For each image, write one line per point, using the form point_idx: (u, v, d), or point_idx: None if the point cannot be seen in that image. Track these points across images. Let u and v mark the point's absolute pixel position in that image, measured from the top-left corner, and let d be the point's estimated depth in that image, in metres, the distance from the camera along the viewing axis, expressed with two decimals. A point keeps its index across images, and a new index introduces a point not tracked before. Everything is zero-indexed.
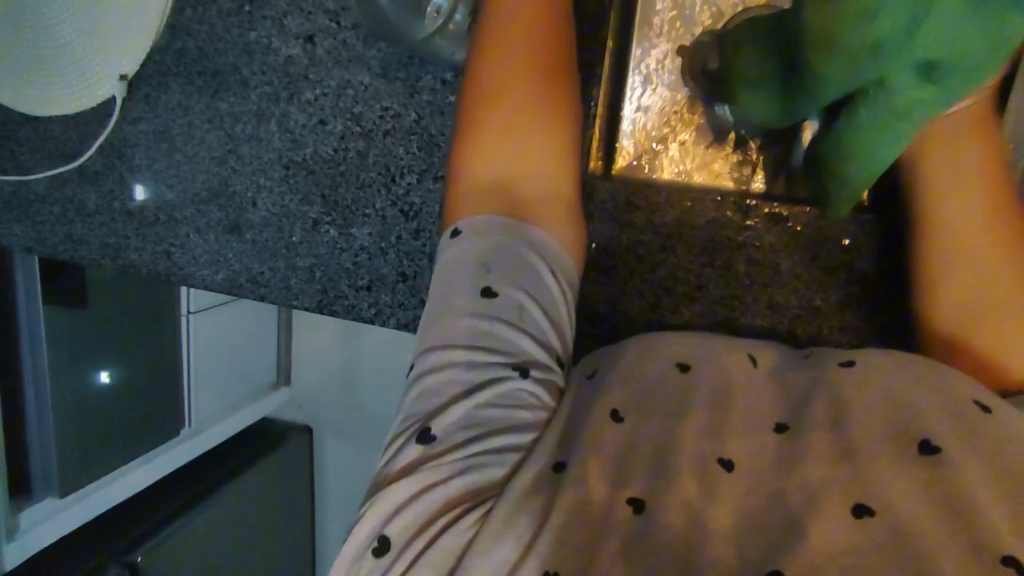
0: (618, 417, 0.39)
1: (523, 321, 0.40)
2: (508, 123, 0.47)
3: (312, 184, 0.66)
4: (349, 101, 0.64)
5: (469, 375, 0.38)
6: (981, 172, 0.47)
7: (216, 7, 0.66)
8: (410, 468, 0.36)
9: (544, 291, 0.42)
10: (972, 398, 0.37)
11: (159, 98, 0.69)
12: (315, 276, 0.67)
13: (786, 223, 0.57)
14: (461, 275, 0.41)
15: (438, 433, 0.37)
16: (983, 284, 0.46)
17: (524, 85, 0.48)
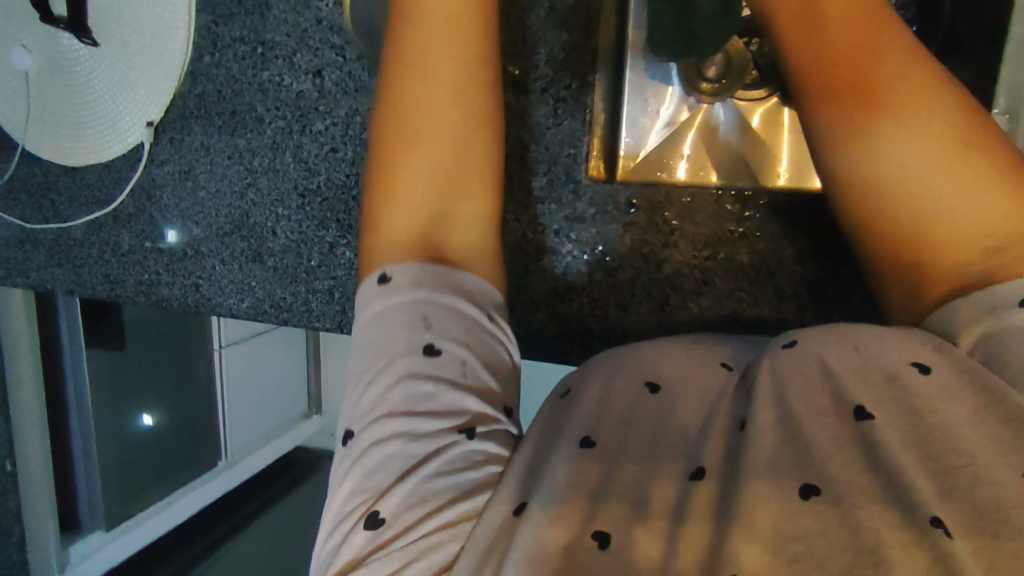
0: (590, 442, 0.37)
1: (459, 380, 0.39)
2: (421, 142, 0.44)
3: (326, 210, 0.69)
4: (358, 128, 0.67)
5: (408, 441, 0.37)
6: (886, 40, 0.39)
7: (231, 51, 0.70)
8: (359, 558, 0.35)
9: (485, 340, 0.41)
10: (907, 361, 0.35)
11: (183, 141, 0.73)
12: (335, 298, 0.70)
13: (785, 212, 0.58)
14: (398, 334, 0.40)
15: (384, 515, 0.35)
16: (935, 183, 0.37)
17: (449, 80, 0.45)
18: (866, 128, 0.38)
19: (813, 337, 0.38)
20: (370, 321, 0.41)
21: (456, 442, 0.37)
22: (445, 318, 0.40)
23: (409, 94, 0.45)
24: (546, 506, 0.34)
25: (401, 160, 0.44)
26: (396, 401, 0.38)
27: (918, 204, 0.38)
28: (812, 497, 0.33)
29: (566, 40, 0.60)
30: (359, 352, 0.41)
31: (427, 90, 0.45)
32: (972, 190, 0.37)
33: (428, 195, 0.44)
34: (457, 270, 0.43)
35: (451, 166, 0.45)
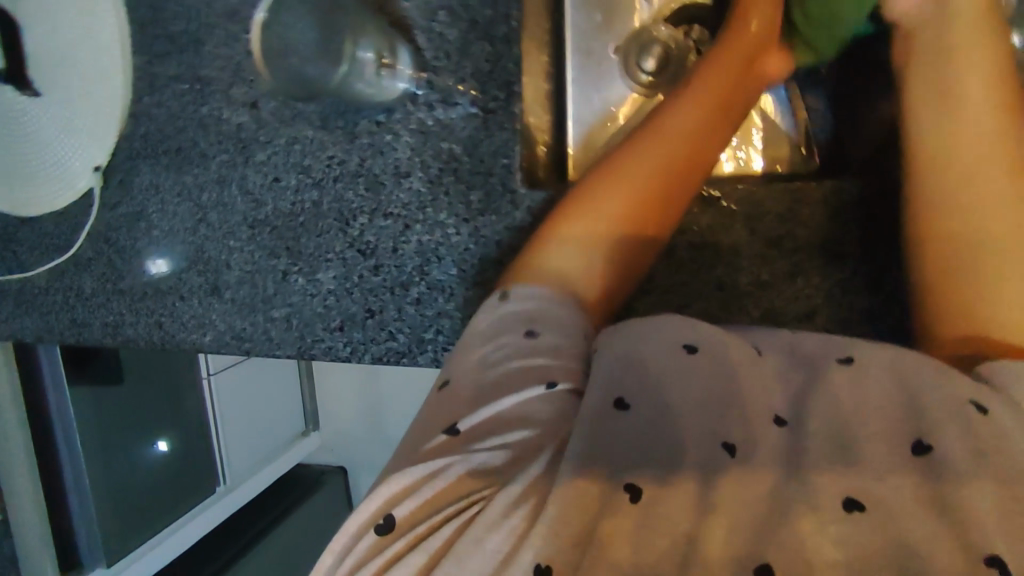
0: (623, 405, 0.40)
1: (560, 359, 0.44)
2: (604, 199, 0.51)
3: (276, 239, 0.69)
4: (298, 155, 0.67)
5: (500, 394, 0.42)
6: (993, 123, 0.47)
7: (169, 90, 0.70)
8: (432, 454, 0.41)
9: (564, 353, 0.44)
10: (967, 400, 0.38)
11: (132, 182, 0.73)
12: (292, 326, 0.70)
13: (720, 203, 0.57)
14: (507, 327, 0.45)
15: (462, 428, 0.41)
16: (1018, 252, 0.44)
17: (649, 150, 0.53)
18: (983, 196, 0.45)
19: (867, 350, 0.44)
20: (494, 309, 0.47)
21: (539, 392, 0.42)
22: (542, 329, 0.45)
23: (616, 165, 0.52)
24: (601, 439, 0.39)
25: (572, 216, 0.50)
26: (487, 376, 0.43)
27: (972, 271, 0.45)
28: (855, 511, 0.36)
29: (491, 50, 0.60)
30: (483, 327, 0.46)
31: (631, 163, 0.52)
32: (1017, 260, 0.44)
33: (612, 196, 0.50)
34: (564, 299, 0.47)
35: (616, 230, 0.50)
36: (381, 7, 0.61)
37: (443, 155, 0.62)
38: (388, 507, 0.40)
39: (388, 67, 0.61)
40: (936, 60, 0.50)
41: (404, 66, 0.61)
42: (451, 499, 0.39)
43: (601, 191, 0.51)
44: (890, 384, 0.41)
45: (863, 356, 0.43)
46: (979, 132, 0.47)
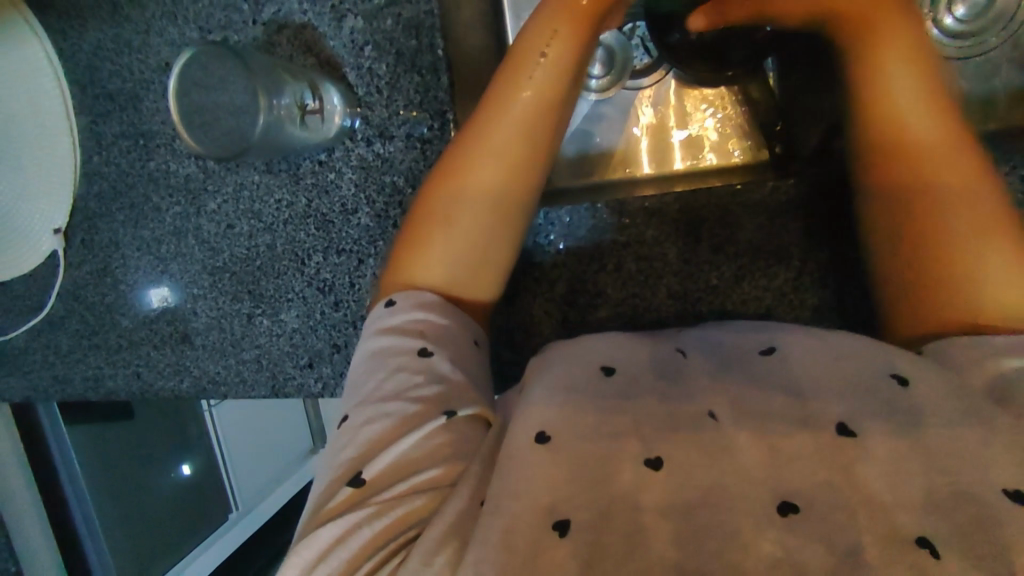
0: (545, 437, 0.39)
1: (461, 373, 0.44)
2: (460, 205, 0.49)
3: (236, 283, 0.70)
4: (247, 201, 0.68)
5: (397, 433, 0.40)
6: (916, 96, 0.45)
7: (116, 147, 0.71)
8: (337, 512, 0.39)
9: (459, 358, 0.45)
10: (888, 372, 0.39)
11: (93, 240, 0.74)
12: (263, 366, 0.71)
13: (661, 213, 0.58)
14: (397, 344, 0.44)
15: (367, 477, 0.39)
16: (989, 223, 0.42)
17: (479, 146, 0.50)
18: (953, 169, 0.44)
19: (793, 344, 0.44)
20: (377, 330, 0.46)
21: (438, 427, 0.41)
22: (436, 338, 0.45)
23: (464, 161, 0.50)
24: (512, 470, 0.38)
25: (437, 224, 0.49)
26: (387, 397, 0.42)
27: (956, 244, 0.42)
28: (790, 512, 0.36)
29: (420, 81, 0.60)
30: (376, 346, 0.45)
31: (476, 161, 0.50)
32: (989, 218, 0.42)
33: (479, 186, 0.49)
34: (447, 313, 0.47)
35: (489, 235, 0.50)
36: (308, 47, 0.61)
37: (386, 189, 0.63)
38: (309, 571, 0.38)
39: (313, 110, 0.61)
40: (874, 22, 0.47)
41: (332, 104, 0.61)
42: (368, 553, 0.37)
43: (469, 182, 0.50)
44: (813, 374, 0.41)
45: (785, 349, 0.44)
46: (910, 98, 0.45)
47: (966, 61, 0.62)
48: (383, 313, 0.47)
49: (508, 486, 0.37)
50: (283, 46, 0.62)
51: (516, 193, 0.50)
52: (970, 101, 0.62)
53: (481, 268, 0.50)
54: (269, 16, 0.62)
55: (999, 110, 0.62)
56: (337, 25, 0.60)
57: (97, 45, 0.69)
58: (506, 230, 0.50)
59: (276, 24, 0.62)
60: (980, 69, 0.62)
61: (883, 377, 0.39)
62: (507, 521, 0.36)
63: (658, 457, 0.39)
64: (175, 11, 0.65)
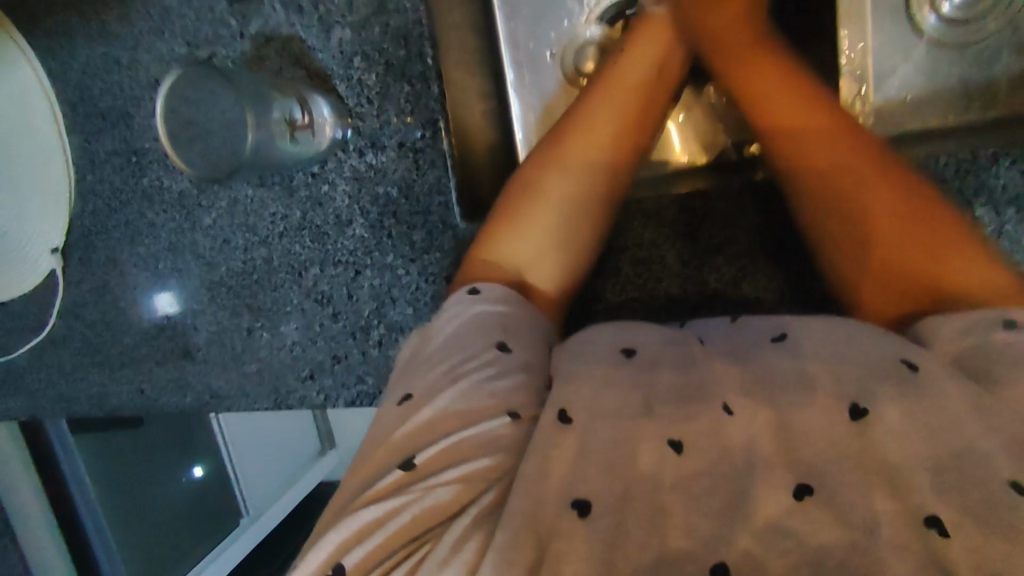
0: (569, 420, 0.36)
1: (535, 369, 0.41)
2: (560, 190, 0.47)
3: (234, 297, 0.70)
4: (242, 216, 0.68)
5: (461, 421, 0.37)
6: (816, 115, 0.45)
7: (109, 165, 0.71)
8: (384, 493, 0.36)
9: (538, 352, 0.42)
10: (897, 357, 0.35)
11: (91, 259, 0.74)
12: (264, 379, 0.71)
13: (656, 215, 0.58)
14: (477, 328, 0.41)
15: (419, 463, 0.36)
16: (917, 224, 0.40)
17: (603, 124, 0.48)
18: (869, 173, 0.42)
19: (804, 325, 0.40)
20: (450, 311, 0.43)
21: (503, 425, 0.38)
22: (522, 328, 0.42)
23: (568, 138, 0.48)
24: (539, 457, 0.35)
25: (534, 206, 0.46)
26: (456, 383, 0.38)
27: (895, 247, 0.40)
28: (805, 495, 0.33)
29: (409, 89, 0.60)
30: (433, 351, 0.41)
31: (584, 140, 0.48)
32: (925, 205, 0.40)
33: (548, 192, 0.46)
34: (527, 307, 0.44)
35: (580, 227, 0.47)
36: (296, 59, 0.61)
37: (380, 199, 0.62)
38: (339, 555, 0.35)
39: (303, 124, 0.60)
40: (762, 56, 0.49)
41: (322, 116, 0.61)
42: (405, 540, 0.34)
43: (551, 189, 0.46)
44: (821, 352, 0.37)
45: (796, 332, 0.39)
46: (807, 112, 0.45)
47: (965, 49, 0.60)
48: (467, 297, 0.43)
49: (529, 472, 0.35)
50: (271, 59, 0.61)
51: (585, 203, 0.47)
52: (968, 91, 0.61)
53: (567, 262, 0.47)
54: (255, 29, 0.61)
55: (1001, 97, 0.60)
56: (325, 36, 0.60)
57: (87, 64, 0.69)
58: (597, 225, 0.48)
59: (264, 36, 0.61)
60: (981, 54, 0.60)
61: (888, 359, 0.35)
62: (530, 510, 0.34)
63: (678, 439, 0.36)
64: (163, 27, 0.65)
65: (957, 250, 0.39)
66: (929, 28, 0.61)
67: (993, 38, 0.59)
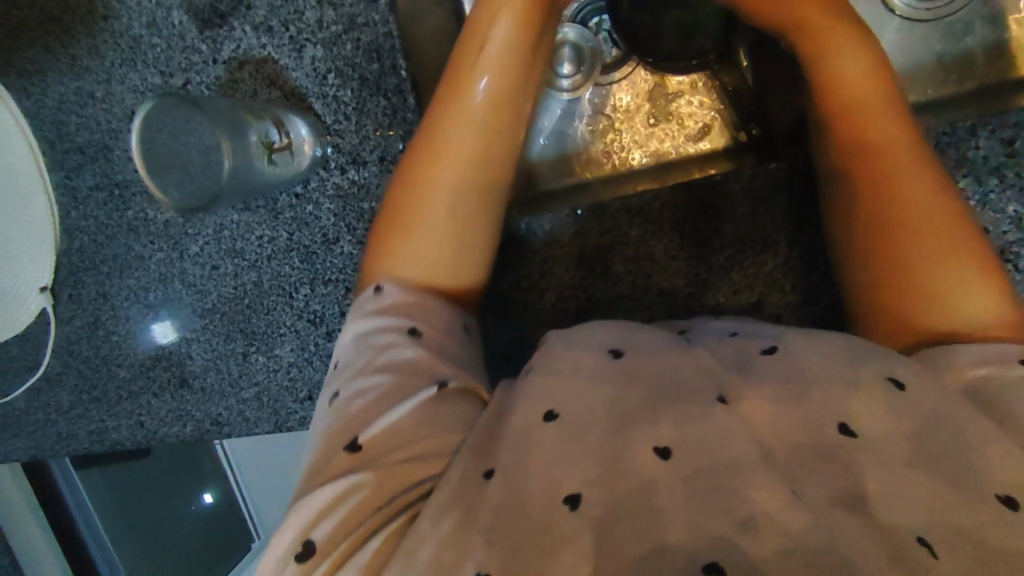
0: (554, 415, 0.38)
1: (406, 365, 0.41)
2: (417, 213, 0.46)
3: (227, 323, 0.70)
4: (229, 241, 0.67)
5: (339, 480, 0.38)
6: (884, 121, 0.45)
7: (92, 201, 0.70)
8: (344, 471, 0.38)
9: (378, 358, 0.42)
10: (886, 375, 0.37)
11: (80, 294, 0.74)
12: (263, 403, 0.70)
13: (640, 212, 0.58)
14: (326, 397, 0.42)
15: (364, 442, 0.39)
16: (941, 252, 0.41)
17: (457, 127, 0.48)
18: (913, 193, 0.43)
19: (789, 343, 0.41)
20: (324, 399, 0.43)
21: (433, 397, 0.40)
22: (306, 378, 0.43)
23: (426, 152, 0.48)
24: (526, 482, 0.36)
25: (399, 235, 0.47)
26: (325, 450, 0.39)
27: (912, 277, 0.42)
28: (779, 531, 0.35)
29: (386, 103, 0.60)
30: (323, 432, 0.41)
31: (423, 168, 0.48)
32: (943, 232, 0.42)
33: (429, 175, 0.47)
34: (368, 328, 0.43)
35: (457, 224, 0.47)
36: (271, 81, 0.61)
37: (366, 216, 0.62)
38: (308, 533, 0.37)
39: (281, 146, 0.60)
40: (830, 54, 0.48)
41: (300, 136, 0.60)
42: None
43: (432, 199, 0.47)
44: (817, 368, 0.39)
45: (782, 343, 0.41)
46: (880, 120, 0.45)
47: (938, 22, 0.61)
48: (370, 297, 0.45)
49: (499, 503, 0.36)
50: (245, 82, 0.61)
51: (465, 166, 0.48)
52: (946, 64, 0.61)
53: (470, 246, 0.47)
54: (228, 54, 0.61)
55: (979, 67, 0.61)
56: (298, 55, 0.60)
57: (61, 100, 0.68)
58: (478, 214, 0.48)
59: (236, 61, 0.61)
60: (953, 27, 0.61)
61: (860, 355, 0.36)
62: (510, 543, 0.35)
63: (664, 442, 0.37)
64: (135, 58, 0.64)
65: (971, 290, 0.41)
66: (901, 5, 0.61)
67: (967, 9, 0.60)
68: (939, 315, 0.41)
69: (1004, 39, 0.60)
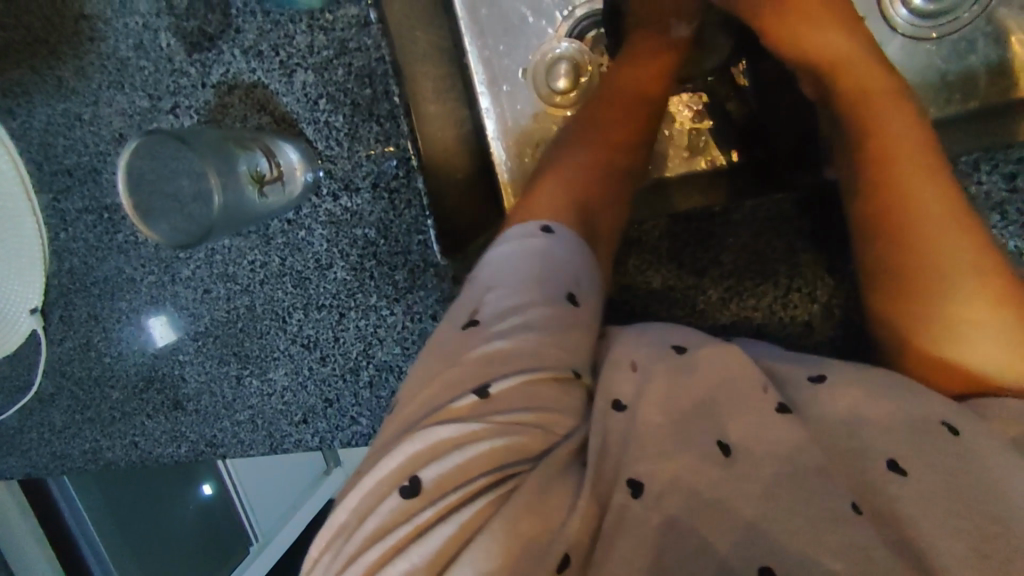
0: (622, 406, 0.36)
1: (554, 325, 0.36)
2: (561, 161, 0.47)
3: (220, 347, 0.69)
4: (220, 265, 0.66)
5: (440, 454, 0.33)
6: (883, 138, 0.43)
7: (81, 223, 0.69)
8: (454, 420, 0.33)
9: (513, 298, 0.36)
10: (928, 412, 0.35)
11: (72, 316, 0.73)
12: (258, 426, 0.70)
13: (638, 242, 0.57)
14: (451, 323, 0.37)
15: (489, 400, 0.33)
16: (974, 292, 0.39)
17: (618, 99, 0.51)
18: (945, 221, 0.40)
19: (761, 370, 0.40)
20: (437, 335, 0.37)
21: (568, 378, 0.36)
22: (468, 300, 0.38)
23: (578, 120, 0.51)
24: None
25: (541, 180, 0.46)
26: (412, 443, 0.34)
27: (952, 318, 0.39)
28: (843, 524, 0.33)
29: (377, 130, 0.59)
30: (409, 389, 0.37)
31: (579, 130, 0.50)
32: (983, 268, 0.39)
33: (587, 138, 0.49)
34: (540, 250, 0.39)
35: (588, 195, 0.45)
36: (261, 106, 0.60)
37: (359, 242, 0.61)
38: (411, 471, 0.32)
39: (272, 177, 0.58)
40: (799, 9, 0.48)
41: (290, 161, 0.59)
42: None
43: (567, 157, 0.48)
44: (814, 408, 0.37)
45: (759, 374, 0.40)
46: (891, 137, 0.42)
47: (942, 40, 0.60)
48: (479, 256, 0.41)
49: None
50: (236, 107, 0.60)
51: (613, 155, 0.49)
52: (947, 84, 0.60)
53: (591, 231, 0.44)
54: (217, 78, 0.60)
55: (982, 87, 0.60)
56: (288, 80, 0.59)
57: (48, 121, 0.67)
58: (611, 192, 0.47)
59: (226, 84, 0.60)
60: (957, 46, 0.60)
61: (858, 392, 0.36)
62: None
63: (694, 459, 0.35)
64: (122, 80, 0.63)
65: (1011, 339, 0.38)
66: (903, 23, 0.60)
67: (971, 27, 0.59)
68: (975, 361, 0.39)
69: (1009, 58, 0.59)
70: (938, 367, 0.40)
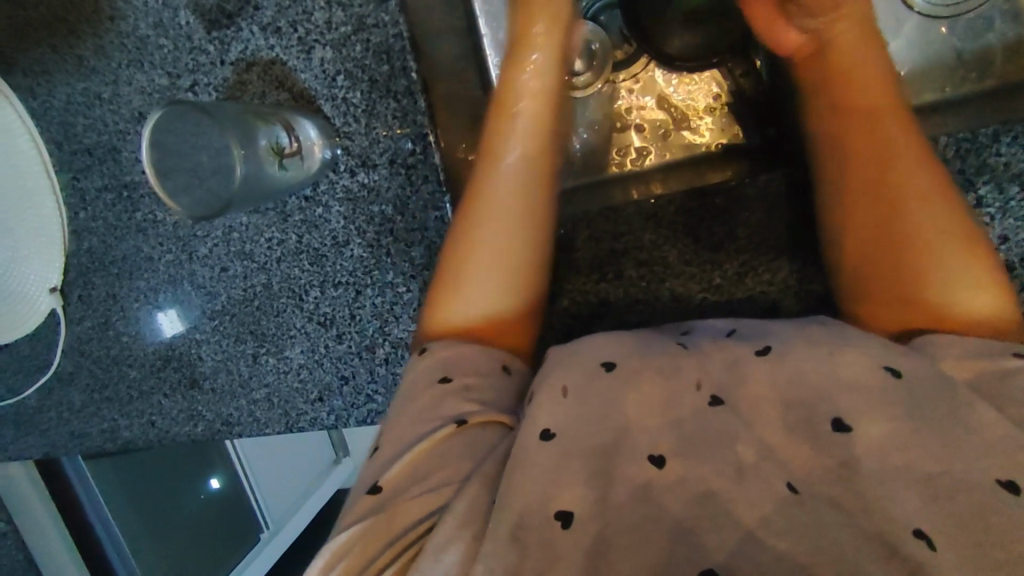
0: (550, 435, 0.38)
1: (429, 406, 0.41)
2: (488, 188, 0.49)
3: (237, 324, 0.70)
4: (238, 243, 0.67)
5: (366, 530, 0.38)
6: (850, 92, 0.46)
7: (100, 202, 0.70)
8: (365, 509, 0.39)
9: (387, 405, 0.43)
10: (881, 365, 0.37)
11: (90, 295, 0.74)
12: (274, 404, 0.70)
13: (654, 217, 0.57)
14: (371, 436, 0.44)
15: (384, 484, 0.39)
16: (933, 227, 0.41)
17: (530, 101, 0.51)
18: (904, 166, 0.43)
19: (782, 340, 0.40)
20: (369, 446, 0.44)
21: (448, 432, 0.40)
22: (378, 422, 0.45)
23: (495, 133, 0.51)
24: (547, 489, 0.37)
25: (471, 209, 0.48)
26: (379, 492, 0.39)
27: (915, 257, 0.41)
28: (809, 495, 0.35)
29: (396, 106, 0.59)
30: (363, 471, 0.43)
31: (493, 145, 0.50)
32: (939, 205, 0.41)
33: (500, 159, 0.50)
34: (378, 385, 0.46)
35: (524, 213, 0.48)
36: (279, 83, 0.60)
37: (376, 219, 0.62)
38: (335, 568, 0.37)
39: (291, 150, 0.58)
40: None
41: (309, 137, 0.59)
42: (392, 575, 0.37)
43: (493, 179, 0.49)
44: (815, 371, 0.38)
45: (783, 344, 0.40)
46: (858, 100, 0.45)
47: (959, 18, 0.60)
48: (403, 349, 0.46)
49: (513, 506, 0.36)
50: (254, 84, 0.60)
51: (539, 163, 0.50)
52: (963, 63, 0.60)
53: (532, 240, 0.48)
54: (236, 55, 0.60)
55: (998, 65, 0.59)
56: (307, 57, 0.59)
57: (68, 100, 0.68)
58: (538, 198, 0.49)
59: (244, 62, 0.60)
60: (973, 25, 0.59)
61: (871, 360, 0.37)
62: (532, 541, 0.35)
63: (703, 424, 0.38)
64: (142, 59, 0.64)
65: (970, 273, 0.40)
66: (919, 1, 0.60)
67: (988, 5, 0.59)
68: (940, 297, 0.40)
69: None
70: (901, 309, 0.41)
